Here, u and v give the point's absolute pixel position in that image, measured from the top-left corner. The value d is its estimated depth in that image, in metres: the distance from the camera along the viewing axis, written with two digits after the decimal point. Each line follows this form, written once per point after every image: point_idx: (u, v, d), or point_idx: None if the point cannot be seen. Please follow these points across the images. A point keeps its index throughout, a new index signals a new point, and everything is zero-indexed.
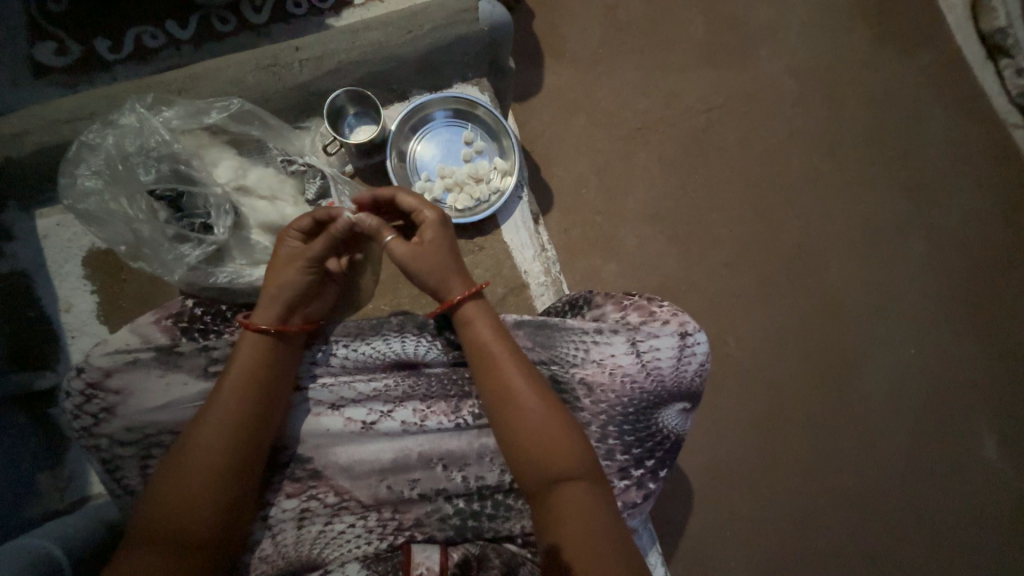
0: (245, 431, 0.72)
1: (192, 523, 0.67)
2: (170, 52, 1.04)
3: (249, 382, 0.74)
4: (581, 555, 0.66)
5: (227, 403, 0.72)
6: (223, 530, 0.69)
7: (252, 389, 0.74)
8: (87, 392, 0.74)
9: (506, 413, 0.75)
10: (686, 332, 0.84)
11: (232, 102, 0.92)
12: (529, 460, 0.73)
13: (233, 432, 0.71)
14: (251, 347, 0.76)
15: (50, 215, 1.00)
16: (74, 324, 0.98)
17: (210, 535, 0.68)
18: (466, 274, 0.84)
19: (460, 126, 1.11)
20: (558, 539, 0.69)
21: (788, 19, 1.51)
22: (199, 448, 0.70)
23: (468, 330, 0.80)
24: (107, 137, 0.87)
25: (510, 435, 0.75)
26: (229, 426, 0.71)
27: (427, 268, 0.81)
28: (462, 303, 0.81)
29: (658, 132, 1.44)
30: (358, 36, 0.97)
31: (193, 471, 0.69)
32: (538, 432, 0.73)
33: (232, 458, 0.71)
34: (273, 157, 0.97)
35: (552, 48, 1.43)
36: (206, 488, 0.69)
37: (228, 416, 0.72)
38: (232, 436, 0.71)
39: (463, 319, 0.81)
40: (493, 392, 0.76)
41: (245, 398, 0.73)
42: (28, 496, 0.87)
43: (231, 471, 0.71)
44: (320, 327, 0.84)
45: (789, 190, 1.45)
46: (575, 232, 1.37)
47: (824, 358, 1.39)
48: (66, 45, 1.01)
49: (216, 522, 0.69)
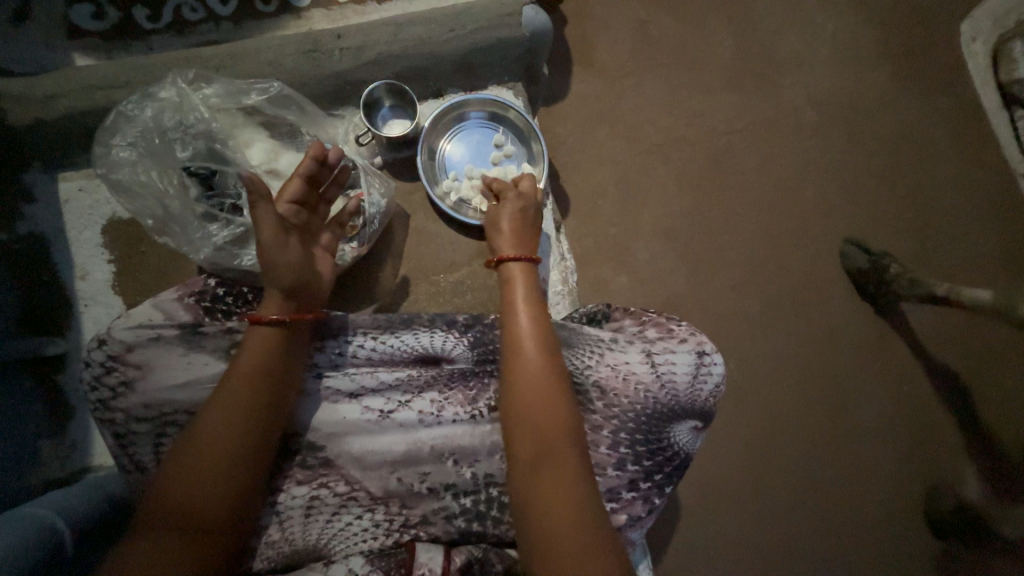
0: (261, 415, 0.72)
1: (202, 503, 0.68)
2: (209, 26, 1.02)
3: (262, 365, 0.74)
4: (559, 537, 0.64)
5: (240, 385, 0.72)
6: (234, 513, 0.70)
7: (268, 375, 0.74)
8: (108, 364, 0.74)
9: (515, 389, 0.74)
10: (703, 352, 0.86)
11: (272, 85, 0.91)
12: (524, 441, 0.71)
13: (250, 413, 0.72)
14: (261, 337, 0.75)
15: (72, 179, 0.98)
16: (88, 293, 0.97)
17: (219, 514, 0.69)
18: (532, 246, 0.88)
19: (492, 128, 1.11)
20: (534, 512, 0.67)
21: (817, 50, 1.53)
22: (208, 423, 0.70)
23: (506, 287, 0.83)
24: (145, 109, 0.86)
25: (511, 397, 0.74)
26: (242, 409, 0.71)
27: (491, 225, 0.89)
28: (511, 261, 0.84)
29: (681, 151, 1.45)
30: (400, 30, 0.99)
31: (204, 448, 0.69)
32: (537, 398, 0.72)
33: (245, 444, 0.71)
34: (304, 143, 0.95)
35: (582, 57, 1.43)
36: (215, 470, 0.69)
37: (240, 397, 0.71)
38: (245, 415, 0.71)
39: (505, 276, 0.84)
40: (507, 349, 0.77)
41: (261, 381, 0.73)
42: (33, 461, 0.85)
43: (245, 458, 0.71)
44: (337, 318, 0.85)
45: (803, 219, 1.47)
46: (588, 241, 1.38)
47: (821, 387, 1.41)
48: (105, 10, 1.00)
49: (227, 505, 0.69)
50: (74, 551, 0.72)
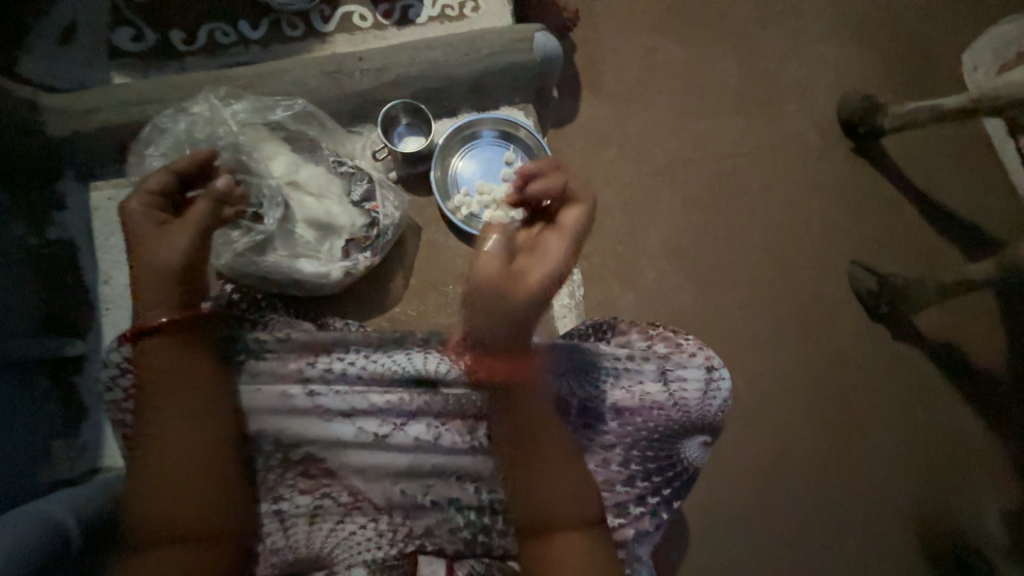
0: (190, 424, 0.73)
1: (181, 517, 0.68)
2: (238, 49, 1.08)
3: (172, 375, 0.74)
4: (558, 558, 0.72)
5: (163, 399, 0.73)
6: (214, 525, 0.70)
7: (179, 386, 0.74)
8: (123, 366, 0.76)
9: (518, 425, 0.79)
10: (712, 367, 0.86)
11: (297, 102, 0.97)
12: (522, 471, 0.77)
13: (186, 424, 0.72)
14: (154, 347, 0.74)
15: (102, 188, 1.03)
16: (111, 296, 1.01)
17: (200, 525, 0.69)
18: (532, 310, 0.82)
19: (503, 146, 1.15)
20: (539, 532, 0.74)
21: (820, 78, 1.57)
22: (201, 436, 0.73)
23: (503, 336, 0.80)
24: (178, 122, 0.91)
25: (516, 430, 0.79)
26: (183, 423, 0.72)
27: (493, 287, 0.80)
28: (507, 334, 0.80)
29: (687, 172, 1.48)
30: (418, 53, 1.05)
31: (167, 465, 0.70)
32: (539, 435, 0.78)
33: (198, 457, 0.72)
34: (324, 157, 0.99)
35: (590, 82, 1.49)
36: (173, 483, 0.69)
37: (171, 411, 0.72)
38: (181, 428, 0.72)
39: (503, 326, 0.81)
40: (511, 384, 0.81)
41: (172, 394, 0.73)
42: (46, 457, 0.86)
43: (202, 466, 0.71)
44: (328, 333, 0.84)
45: (809, 240, 1.48)
46: (595, 259, 1.41)
47: (832, 409, 1.39)
48: (143, 32, 1.06)
49: (201, 517, 0.69)
50: (79, 550, 0.73)
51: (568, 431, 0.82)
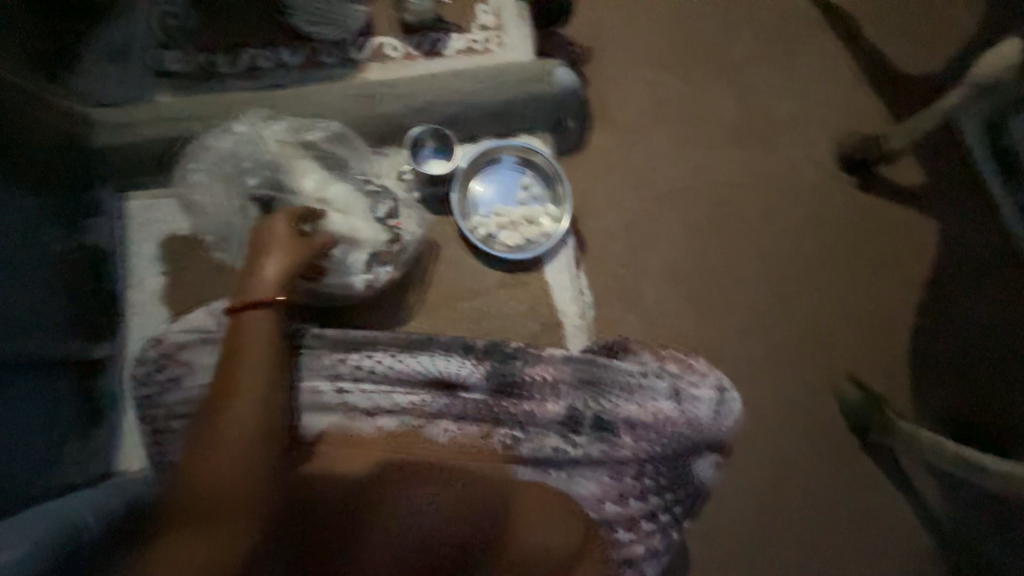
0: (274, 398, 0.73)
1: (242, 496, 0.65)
2: (277, 73, 1.16)
3: (263, 352, 0.75)
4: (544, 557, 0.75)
5: (242, 373, 0.73)
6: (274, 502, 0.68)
7: (266, 362, 0.75)
8: (160, 362, 0.80)
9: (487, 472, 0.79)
10: (722, 388, 0.89)
11: (332, 124, 1.05)
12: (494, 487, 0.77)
13: (268, 399, 0.73)
14: (257, 321, 0.78)
15: (141, 198, 1.07)
16: (137, 301, 1.05)
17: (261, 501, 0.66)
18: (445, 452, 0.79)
19: (521, 171, 1.21)
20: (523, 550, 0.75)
21: (823, 115, 1.63)
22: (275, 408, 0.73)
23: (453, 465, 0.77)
24: (223, 140, 0.99)
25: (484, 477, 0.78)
26: (266, 395, 0.73)
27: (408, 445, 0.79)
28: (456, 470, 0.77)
29: (693, 202, 1.54)
30: (446, 83, 1.12)
31: (233, 444, 0.68)
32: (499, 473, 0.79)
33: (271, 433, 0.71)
34: (351, 175, 1.04)
35: (601, 113, 1.56)
36: (241, 461, 0.67)
37: (256, 386, 0.72)
38: (260, 401, 0.72)
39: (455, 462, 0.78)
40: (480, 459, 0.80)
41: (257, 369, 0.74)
42: (60, 461, 0.85)
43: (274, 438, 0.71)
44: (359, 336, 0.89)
45: (811, 271, 1.52)
46: (601, 283, 1.45)
47: (831, 439, 1.41)
48: (189, 55, 1.14)
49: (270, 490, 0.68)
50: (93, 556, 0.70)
51: (581, 442, 0.83)
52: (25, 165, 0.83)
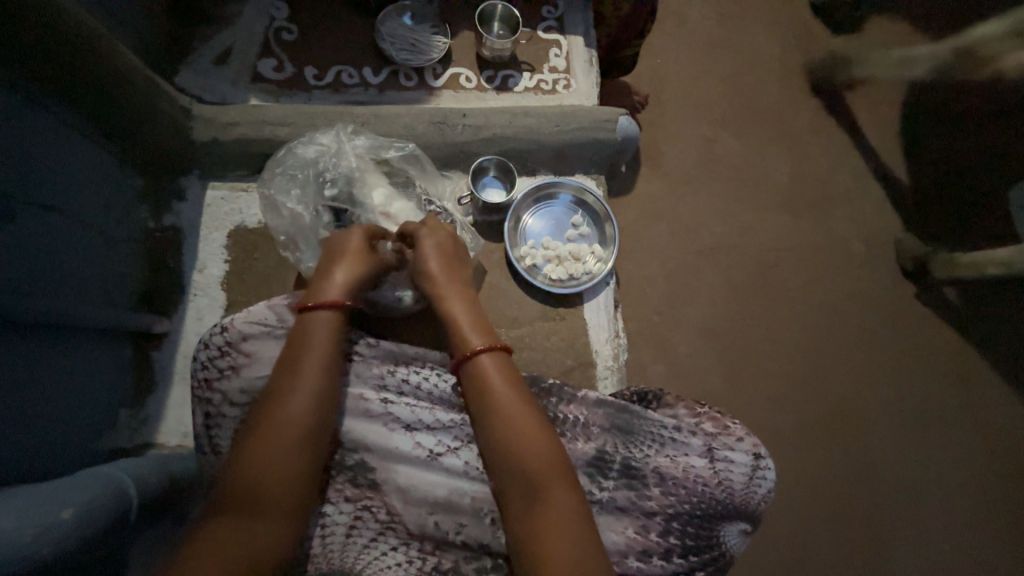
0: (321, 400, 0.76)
1: (278, 487, 0.70)
2: (358, 90, 1.23)
3: (318, 354, 0.79)
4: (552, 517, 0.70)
5: (296, 372, 0.76)
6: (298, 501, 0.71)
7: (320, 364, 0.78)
8: (223, 349, 0.83)
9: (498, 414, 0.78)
10: (759, 455, 0.88)
11: (408, 146, 1.10)
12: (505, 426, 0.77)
13: (313, 401, 0.75)
14: (318, 324, 0.81)
15: (219, 189, 1.14)
16: (200, 284, 1.09)
17: (289, 497, 0.70)
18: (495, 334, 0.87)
19: (572, 209, 1.25)
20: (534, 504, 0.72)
21: (871, 192, 1.65)
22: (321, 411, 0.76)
23: (481, 384, 0.80)
24: (310, 150, 1.05)
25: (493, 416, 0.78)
26: (314, 397, 0.76)
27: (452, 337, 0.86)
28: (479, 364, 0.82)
29: (733, 259, 1.55)
30: (515, 119, 1.17)
31: (276, 442, 0.71)
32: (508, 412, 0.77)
33: (313, 434, 0.74)
34: (415, 194, 1.09)
35: (653, 161, 1.60)
36: (281, 457, 0.71)
37: (304, 385, 0.76)
38: (307, 402, 0.75)
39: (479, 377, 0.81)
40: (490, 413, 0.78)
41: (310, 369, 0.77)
42: (111, 425, 0.94)
43: (313, 441, 0.74)
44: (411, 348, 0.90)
45: (846, 343, 1.51)
46: (633, 326, 1.46)
47: (850, 519, 1.37)
48: (283, 65, 1.22)
49: (297, 487, 0.71)
50: (134, 518, 0.77)
51: (609, 488, 0.84)
52: (109, 143, 0.93)
